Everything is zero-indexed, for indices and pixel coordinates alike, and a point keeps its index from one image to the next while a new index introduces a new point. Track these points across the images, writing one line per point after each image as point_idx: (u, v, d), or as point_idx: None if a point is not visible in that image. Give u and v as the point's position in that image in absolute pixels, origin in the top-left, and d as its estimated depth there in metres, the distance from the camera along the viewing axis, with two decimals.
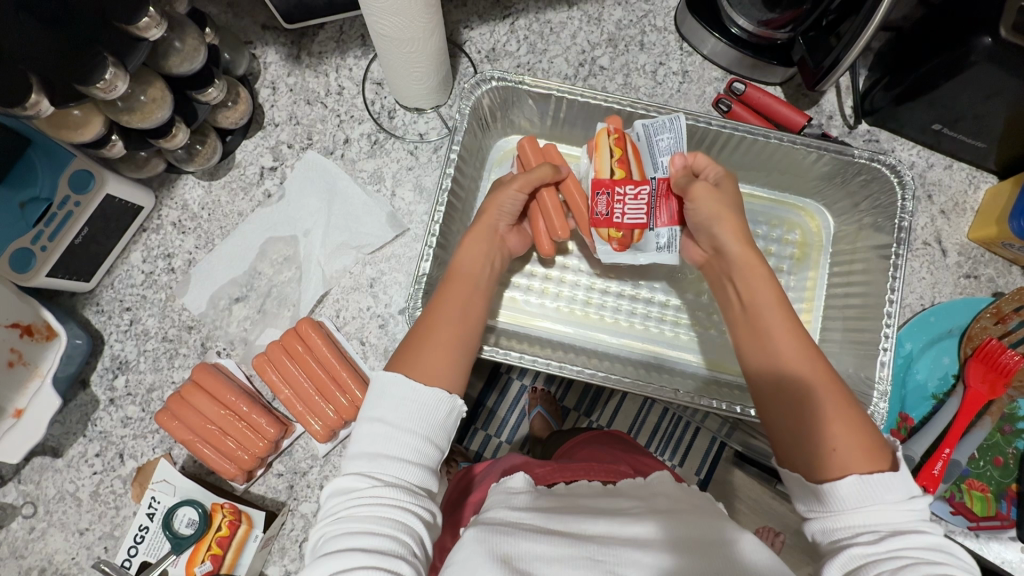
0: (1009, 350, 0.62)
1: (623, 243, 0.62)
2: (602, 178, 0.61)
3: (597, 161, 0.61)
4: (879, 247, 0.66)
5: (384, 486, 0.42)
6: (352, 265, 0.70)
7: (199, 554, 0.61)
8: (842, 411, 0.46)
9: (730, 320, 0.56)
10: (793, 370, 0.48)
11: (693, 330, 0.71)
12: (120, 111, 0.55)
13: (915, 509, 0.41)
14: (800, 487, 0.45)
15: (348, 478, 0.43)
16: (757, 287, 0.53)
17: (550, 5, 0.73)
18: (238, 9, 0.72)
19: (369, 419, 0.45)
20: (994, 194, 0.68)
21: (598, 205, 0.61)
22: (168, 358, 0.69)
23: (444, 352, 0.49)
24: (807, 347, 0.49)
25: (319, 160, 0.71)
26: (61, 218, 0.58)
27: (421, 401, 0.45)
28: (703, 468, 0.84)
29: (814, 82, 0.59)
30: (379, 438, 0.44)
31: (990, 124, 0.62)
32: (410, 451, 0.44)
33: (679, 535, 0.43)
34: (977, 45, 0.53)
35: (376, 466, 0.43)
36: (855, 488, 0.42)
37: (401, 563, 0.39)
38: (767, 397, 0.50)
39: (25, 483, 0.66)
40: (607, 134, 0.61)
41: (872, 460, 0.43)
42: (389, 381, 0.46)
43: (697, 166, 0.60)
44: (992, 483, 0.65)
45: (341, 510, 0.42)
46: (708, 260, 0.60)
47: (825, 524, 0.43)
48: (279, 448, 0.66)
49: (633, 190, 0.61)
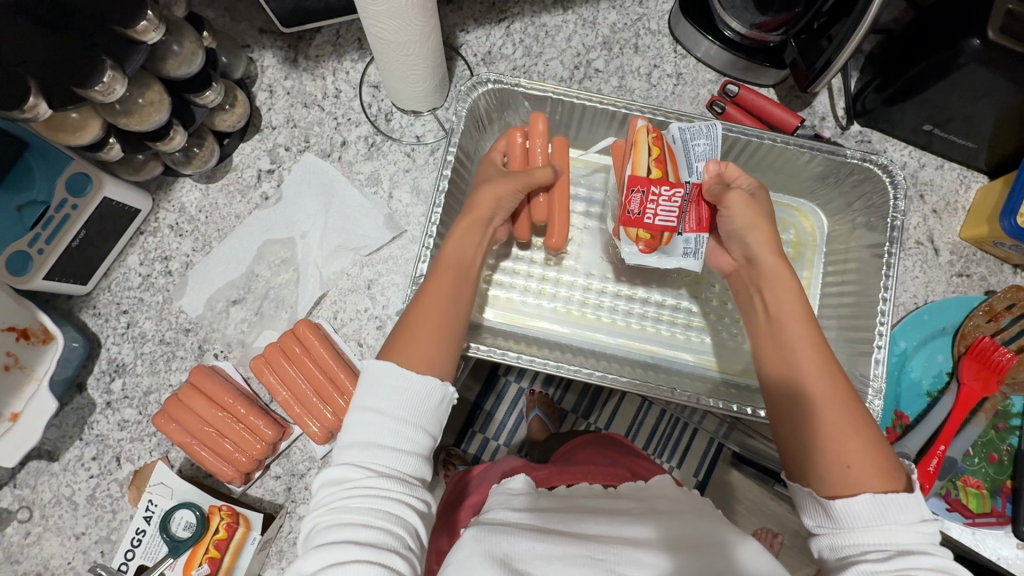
0: (1002, 347, 0.63)
1: (650, 245, 0.61)
2: (638, 176, 0.59)
3: (635, 158, 0.59)
4: (872, 246, 0.67)
5: (377, 477, 0.42)
6: (350, 267, 0.70)
7: (196, 558, 0.61)
8: (859, 428, 0.46)
9: (753, 331, 0.56)
10: (809, 381, 0.49)
11: (706, 333, 0.72)
12: (118, 114, 0.55)
13: (926, 532, 0.41)
14: (809, 502, 0.45)
15: (339, 468, 0.43)
16: (781, 299, 0.54)
17: (546, 9, 0.74)
18: (235, 14, 0.73)
19: (361, 407, 0.45)
20: (985, 193, 0.69)
21: (632, 202, 0.59)
22: (166, 361, 0.69)
23: (435, 339, 0.49)
24: (827, 361, 0.50)
25: (317, 162, 0.72)
26: (58, 222, 0.58)
27: (412, 389, 0.45)
28: (700, 470, 0.84)
29: (806, 84, 0.60)
30: (370, 426, 0.44)
31: (980, 124, 0.62)
32: (402, 439, 0.44)
33: (679, 537, 0.43)
34: (966, 46, 0.54)
35: (367, 456, 0.43)
36: (867, 506, 0.42)
37: (394, 558, 0.40)
38: (782, 406, 0.50)
39: (21, 487, 0.66)
40: (646, 132, 0.60)
41: (886, 479, 0.43)
42: (381, 371, 0.46)
43: (729, 176, 0.60)
44: (987, 479, 0.65)
45: (334, 501, 0.42)
46: (738, 269, 0.60)
47: (833, 540, 0.43)
48: (277, 450, 0.66)
49: (669, 190, 0.59)
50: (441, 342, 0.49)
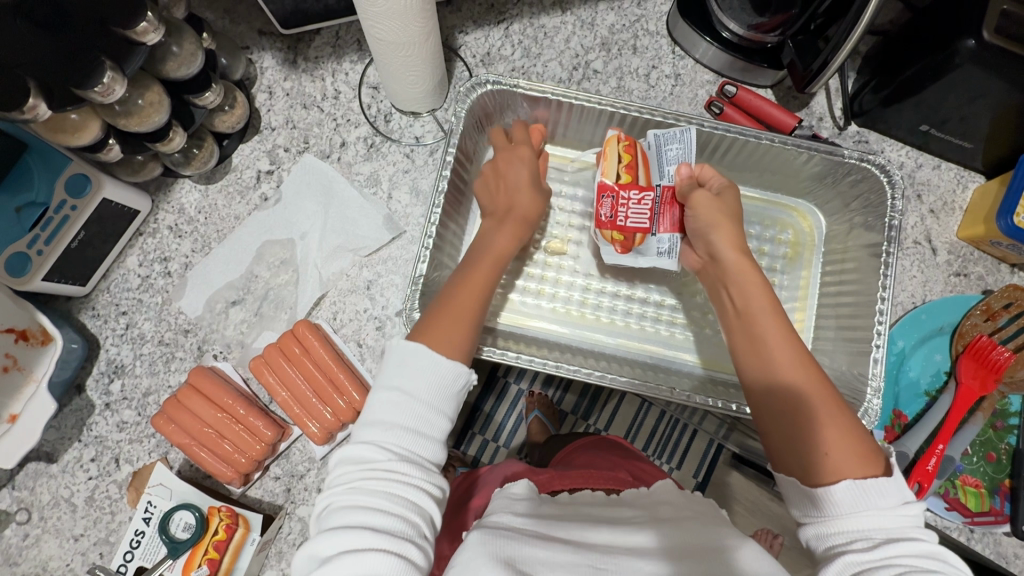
0: (999, 346, 0.63)
1: (626, 246, 0.63)
2: (607, 182, 0.62)
3: (605, 164, 0.62)
4: (869, 246, 0.67)
5: (399, 461, 0.43)
6: (349, 267, 0.70)
7: (195, 559, 0.61)
8: (835, 416, 0.46)
9: (723, 325, 0.56)
10: (786, 374, 0.48)
11: (689, 329, 0.72)
12: (117, 115, 0.54)
13: (910, 515, 0.41)
14: (795, 491, 0.45)
15: (360, 447, 0.44)
16: (748, 293, 0.53)
17: (545, 10, 0.74)
18: (235, 15, 0.73)
19: (386, 387, 0.46)
20: (982, 193, 0.69)
21: (603, 207, 0.62)
22: (165, 362, 0.68)
23: (460, 328, 0.51)
24: (799, 351, 0.50)
25: (316, 163, 0.72)
26: (57, 223, 0.59)
27: (439, 374, 0.46)
28: (700, 471, 0.85)
29: (803, 84, 0.61)
30: (396, 407, 0.45)
31: (976, 124, 0.63)
32: (424, 423, 0.45)
33: (681, 544, 0.43)
34: (961, 47, 0.55)
35: (389, 437, 0.44)
36: (849, 494, 0.42)
37: (410, 546, 0.40)
38: (760, 401, 0.50)
39: (19, 489, 0.65)
40: (617, 141, 0.63)
41: (864, 465, 0.44)
42: (410, 354, 0.46)
43: (703, 177, 0.61)
44: (986, 478, 0.66)
45: (354, 481, 0.43)
46: (704, 266, 0.60)
47: (819, 529, 0.43)
48: (276, 452, 0.66)
49: (638, 195, 0.62)
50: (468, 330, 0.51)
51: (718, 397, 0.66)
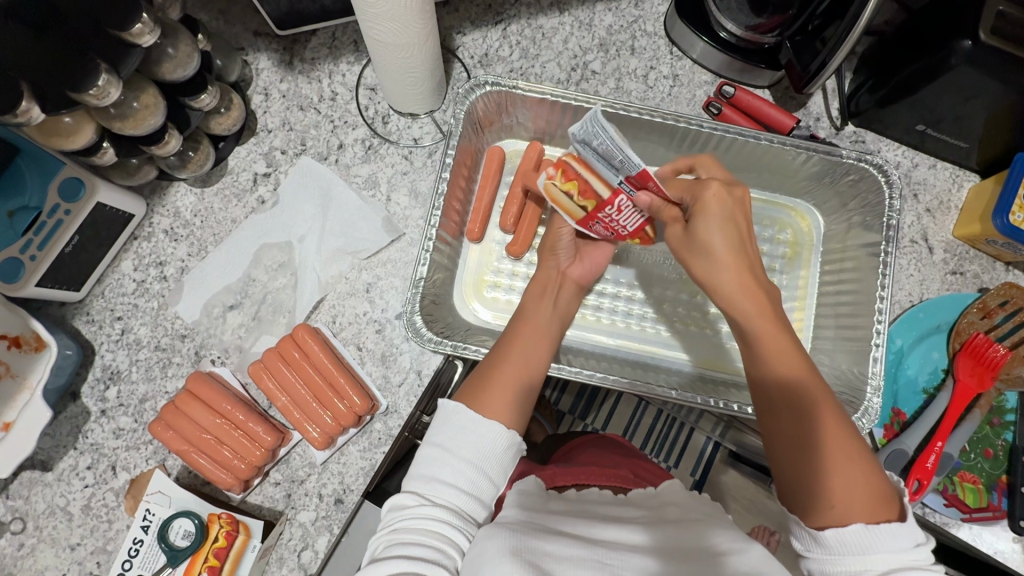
0: (996, 344, 0.64)
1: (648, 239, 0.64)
2: (581, 216, 0.62)
3: (565, 205, 0.62)
4: (868, 245, 0.68)
5: (432, 505, 0.45)
6: (348, 270, 0.70)
7: (196, 566, 0.60)
8: (855, 464, 0.45)
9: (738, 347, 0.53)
10: (800, 408, 0.48)
11: (673, 326, 0.73)
12: (112, 118, 0.54)
13: (919, 558, 0.41)
14: (797, 525, 0.45)
15: (403, 494, 0.46)
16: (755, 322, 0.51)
17: (542, 10, 0.74)
18: (230, 16, 0.72)
19: (429, 442, 0.48)
20: (977, 192, 0.70)
21: (599, 232, 0.62)
22: (161, 368, 0.68)
23: (511, 386, 0.52)
24: (818, 379, 0.49)
25: (313, 165, 0.71)
26: (51, 227, 0.58)
27: (475, 439, 0.47)
28: (697, 469, 0.84)
29: (801, 85, 0.61)
30: (436, 462, 0.46)
31: (970, 125, 0.63)
32: (464, 480, 0.46)
33: (686, 544, 0.42)
34: (957, 47, 0.55)
35: (431, 489, 0.46)
36: (858, 536, 0.42)
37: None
38: (776, 428, 0.49)
39: (14, 498, 0.64)
40: (552, 180, 0.61)
41: (875, 510, 0.43)
42: (452, 411, 0.48)
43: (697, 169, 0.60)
44: (983, 475, 0.66)
45: (396, 522, 0.45)
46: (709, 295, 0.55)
47: (824, 565, 0.43)
48: (276, 456, 0.65)
49: (614, 207, 0.59)
50: (514, 388, 0.52)
51: (708, 395, 0.66)
